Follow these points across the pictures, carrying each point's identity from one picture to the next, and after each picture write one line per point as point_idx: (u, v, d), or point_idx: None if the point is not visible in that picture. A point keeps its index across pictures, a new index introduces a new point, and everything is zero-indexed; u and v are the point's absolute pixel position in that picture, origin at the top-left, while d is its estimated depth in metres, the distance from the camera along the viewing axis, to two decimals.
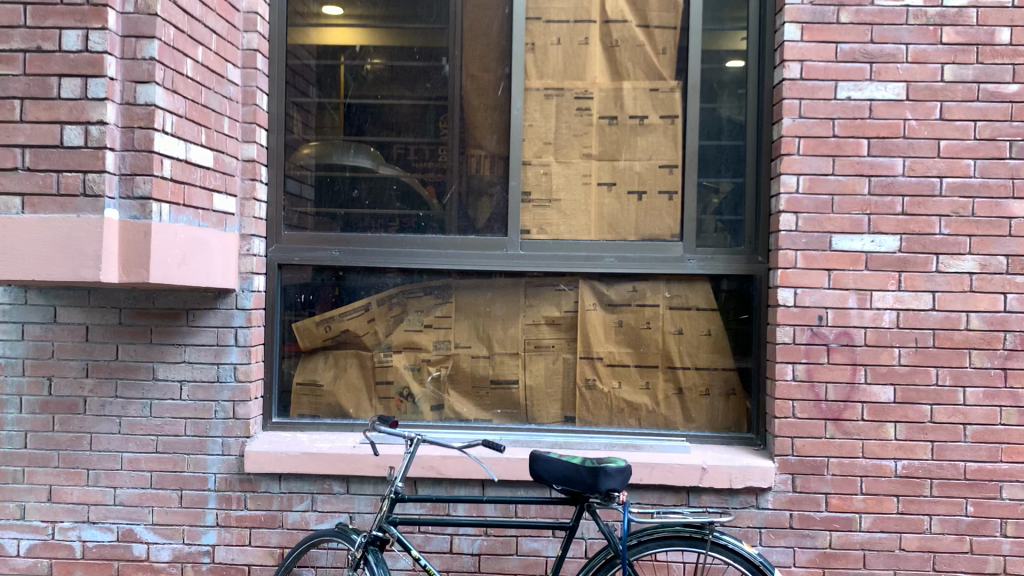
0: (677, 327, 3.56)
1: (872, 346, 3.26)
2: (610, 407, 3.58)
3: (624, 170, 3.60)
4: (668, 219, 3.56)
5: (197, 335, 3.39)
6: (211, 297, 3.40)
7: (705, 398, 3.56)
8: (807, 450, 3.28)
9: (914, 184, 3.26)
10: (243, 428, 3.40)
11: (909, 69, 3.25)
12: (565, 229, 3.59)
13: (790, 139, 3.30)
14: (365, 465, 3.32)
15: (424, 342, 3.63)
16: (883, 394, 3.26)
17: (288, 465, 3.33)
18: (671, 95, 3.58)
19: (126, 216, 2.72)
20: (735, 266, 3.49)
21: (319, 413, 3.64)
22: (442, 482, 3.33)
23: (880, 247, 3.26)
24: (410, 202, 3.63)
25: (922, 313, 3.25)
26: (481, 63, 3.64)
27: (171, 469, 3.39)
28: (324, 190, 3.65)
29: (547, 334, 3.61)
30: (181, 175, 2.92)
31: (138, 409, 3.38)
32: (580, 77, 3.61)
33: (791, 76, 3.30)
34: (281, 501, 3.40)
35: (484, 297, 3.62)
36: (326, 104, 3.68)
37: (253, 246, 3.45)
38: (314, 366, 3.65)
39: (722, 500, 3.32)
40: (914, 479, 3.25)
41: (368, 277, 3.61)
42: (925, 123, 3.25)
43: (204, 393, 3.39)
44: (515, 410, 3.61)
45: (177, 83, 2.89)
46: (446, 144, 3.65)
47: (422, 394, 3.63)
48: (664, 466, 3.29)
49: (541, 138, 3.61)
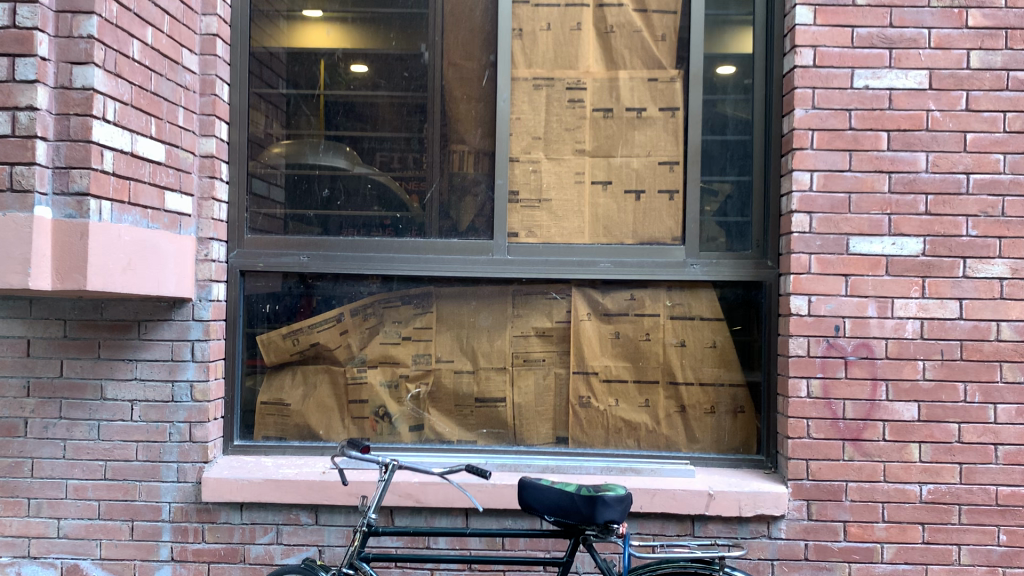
0: (678, 338, 3.25)
1: (894, 359, 2.97)
2: (606, 426, 3.26)
3: (621, 167, 3.30)
4: (669, 220, 3.27)
5: (150, 349, 3.06)
6: (165, 308, 3.08)
7: (710, 416, 3.25)
8: (822, 474, 2.98)
9: (938, 181, 2.97)
10: (200, 453, 3.08)
11: (931, 55, 2.97)
12: (556, 232, 3.29)
13: (802, 131, 3.02)
14: (336, 494, 2.99)
15: (402, 357, 3.32)
16: (906, 412, 2.96)
17: (250, 493, 3.01)
18: (670, 85, 3.29)
19: (61, 215, 2.41)
20: (743, 272, 3.19)
21: (286, 435, 3.31)
22: (421, 511, 3.01)
23: (902, 251, 2.97)
24: (387, 204, 3.33)
25: (949, 322, 2.96)
26: (464, 50, 3.35)
27: (121, 498, 3.06)
28: (292, 190, 3.34)
29: (536, 346, 3.30)
30: (125, 169, 2.61)
31: (85, 432, 3.05)
32: (572, 66, 3.32)
33: (803, 63, 3.02)
34: (242, 533, 3.07)
35: (468, 306, 3.31)
36: (297, 99, 3.37)
37: (212, 250, 3.11)
38: (280, 384, 3.33)
39: (731, 529, 3.01)
40: (940, 505, 2.95)
41: (340, 284, 3.30)
42: (950, 114, 2.97)
43: (158, 414, 3.06)
44: (502, 430, 3.29)
45: (121, 66, 2.58)
46: (426, 141, 3.35)
47: (400, 413, 3.31)
48: (666, 492, 2.98)
49: (530, 133, 3.32)
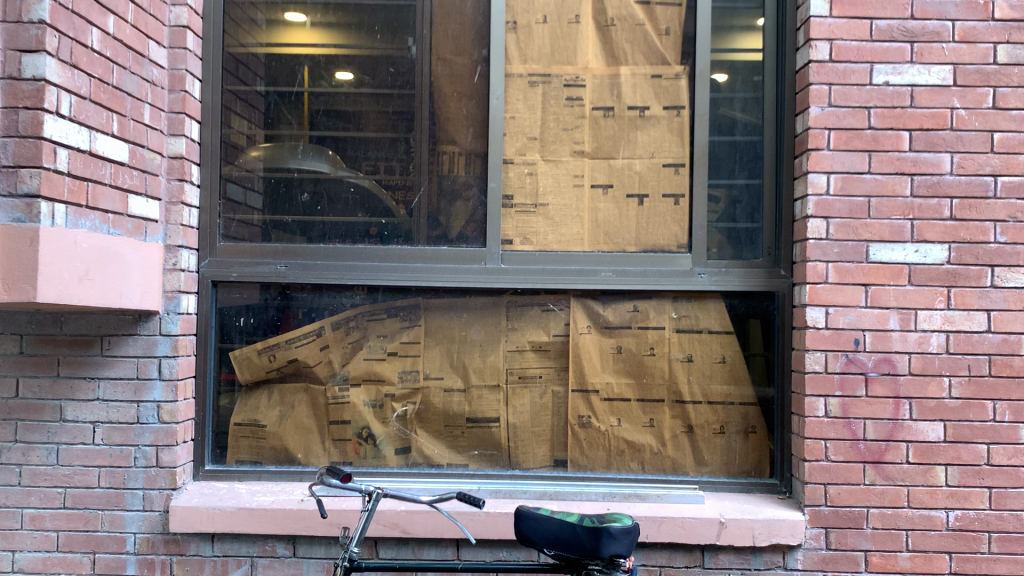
0: (685, 353, 3.03)
1: (918, 376, 2.76)
2: (608, 448, 3.04)
3: (623, 170, 3.09)
4: (674, 226, 3.06)
5: (113, 367, 2.82)
6: (130, 322, 2.83)
7: (720, 437, 3.03)
8: (841, 499, 2.77)
9: (963, 185, 2.77)
10: (167, 479, 2.83)
11: (955, 49, 2.77)
12: (553, 239, 3.07)
13: (818, 131, 2.81)
14: (316, 524, 2.76)
15: (387, 374, 3.09)
16: (932, 432, 2.75)
17: (222, 523, 2.77)
18: (675, 82, 3.08)
19: (8, 219, 2.19)
20: (753, 281, 2.98)
21: (261, 459, 3.07)
22: (408, 542, 2.78)
23: (926, 258, 2.77)
24: (372, 209, 3.10)
25: (976, 335, 2.75)
26: (455, 44, 3.13)
27: (81, 529, 2.80)
28: (270, 195, 3.11)
29: (533, 362, 3.08)
30: (83, 169, 2.38)
31: (41, 456, 2.79)
32: (570, 61, 3.11)
33: (819, 57, 2.82)
34: (214, 566, 2.83)
35: (459, 319, 3.08)
36: (275, 98, 3.14)
37: (181, 259, 2.88)
38: (255, 403, 3.09)
39: (743, 560, 2.79)
40: (968, 532, 2.74)
41: (321, 296, 3.07)
42: (976, 112, 2.77)
43: (122, 437, 2.82)
44: (495, 452, 3.06)
45: (78, 56, 2.36)
46: (414, 142, 3.13)
47: (385, 434, 3.07)
48: (674, 520, 2.76)
49: (525, 133, 3.10)
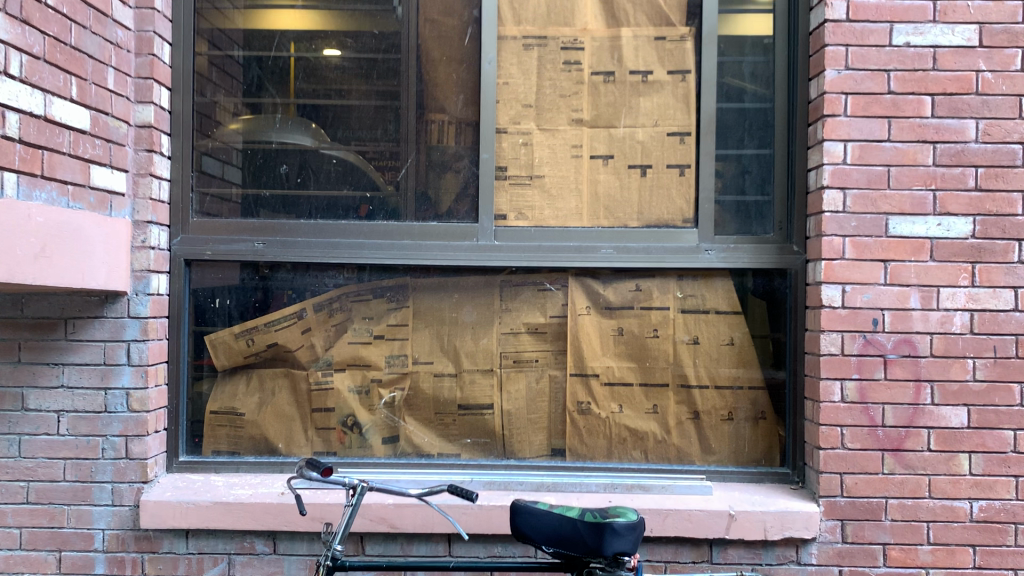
0: (691, 335, 2.85)
1: (940, 358, 2.58)
2: (609, 437, 2.86)
3: (624, 139, 2.90)
4: (679, 199, 2.87)
5: (79, 352, 2.63)
6: (96, 304, 2.64)
7: (727, 423, 2.85)
8: (859, 490, 2.59)
9: (989, 153, 2.58)
10: (137, 472, 2.64)
11: (982, 7, 2.58)
12: (550, 214, 2.88)
13: (834, 96, 2.62)
14: (296, 519, 2.58)
15: (374, 359, 2.90)
16: (955, 417, 2.57)
17: (196, 520, 2.58)
18: (680, 45, 2.89)
19: None
20: (764, 258, 2.79)
21: (239, 450, 2.89)
22: (396, 538, 2.61)
23: (949, 232, 2.58)
24: (357, 182, 2.91)
25: (1002, 314, 2.56)
26: (444, 5, 2.93)
27: (46, 525, 2.62)
28: (247, 168, 2.91)
29: (529, 345, 2.90)
30: (37, 136, 2.19)
31: (3, 448, 2.60)
32: (568, 23, 2.91)
33: (835, 16, 2.63)
34: (188, 564, 2.65)
35: (449, 300, 2.90)
36: (252, 65, 2.94)
37: (150, 236, 2.68)
38: (233, 391, 2.90)
39: (753, 554, 2.62)
40: (994, 524, 2.56)
41: (302, 275, 2.87)
42: (1003, 75, 2.58)
43: (89, 426, 2.63)
44: (489, 441, 2.88)
45: (29, 11, 2.16)
46: (400, 111, 2.93)
47: (372, 423, 2.89)
48: (680, 513, 2.58)
49: (519, 100, 2.90)
